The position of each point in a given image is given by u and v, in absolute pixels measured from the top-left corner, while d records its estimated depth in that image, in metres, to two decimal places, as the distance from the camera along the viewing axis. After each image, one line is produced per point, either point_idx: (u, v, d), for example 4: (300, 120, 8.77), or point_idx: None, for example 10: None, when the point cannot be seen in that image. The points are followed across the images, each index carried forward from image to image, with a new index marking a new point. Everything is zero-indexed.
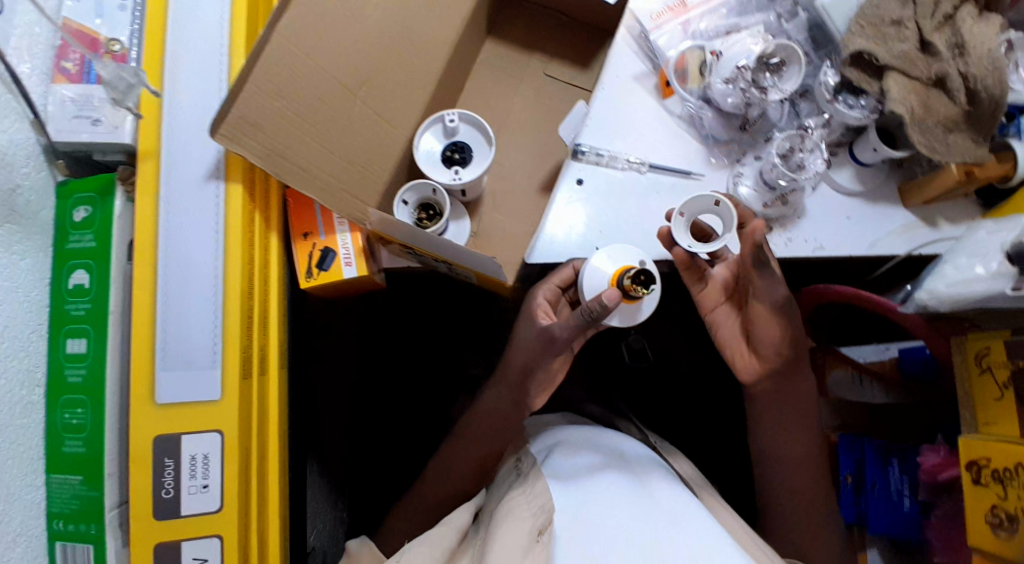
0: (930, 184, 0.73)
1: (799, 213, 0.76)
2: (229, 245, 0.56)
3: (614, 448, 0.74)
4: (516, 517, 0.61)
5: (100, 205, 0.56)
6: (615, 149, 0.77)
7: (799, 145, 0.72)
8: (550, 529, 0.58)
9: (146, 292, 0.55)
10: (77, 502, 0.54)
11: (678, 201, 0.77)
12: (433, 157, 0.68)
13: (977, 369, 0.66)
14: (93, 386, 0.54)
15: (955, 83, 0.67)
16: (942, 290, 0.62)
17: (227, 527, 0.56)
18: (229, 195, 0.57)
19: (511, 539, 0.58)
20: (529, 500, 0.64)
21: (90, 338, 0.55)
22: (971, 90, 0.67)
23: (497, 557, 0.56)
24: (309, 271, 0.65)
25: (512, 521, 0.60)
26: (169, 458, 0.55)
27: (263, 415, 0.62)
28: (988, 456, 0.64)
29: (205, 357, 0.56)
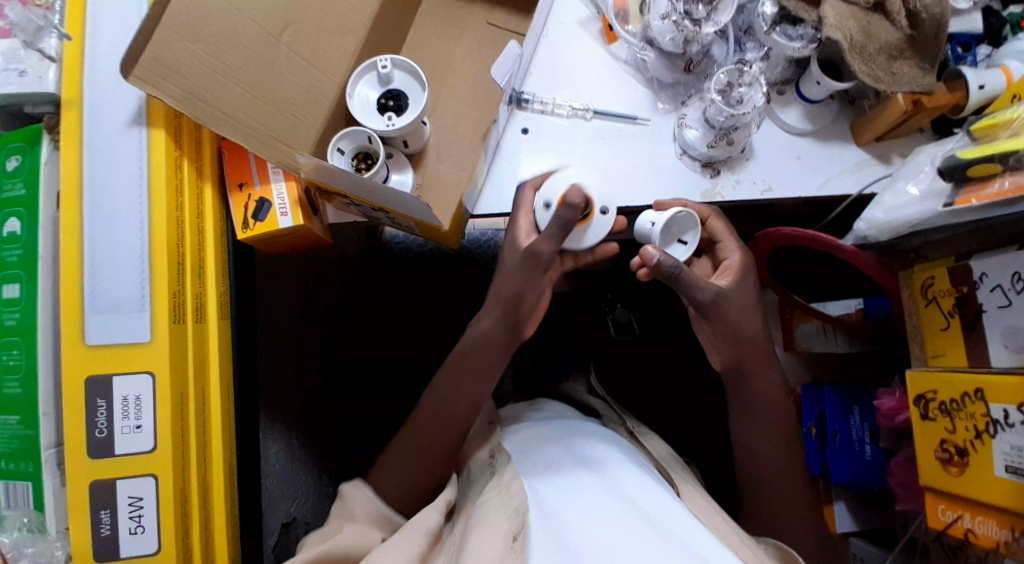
0: (880, 119, 0.70)
1: (747, 154, 0.75)
2: (154, 189, 0.58)
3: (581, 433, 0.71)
4: (490, 521, 0.55)
5: (29, 154, 0.57)
6: (559, 96, 0.76)
7: (738, 80, 0.71)
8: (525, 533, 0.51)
9: (73, 237, 0.56)
10: (16, 442, 0.56)
11: (624, 146, 0.76)
12: (367, 105, 0.68)
13: (923, 301, 0.65)
14: (25, 329, 0.56)
15: (894, 5, 0.68)
16: (880, 218, 0.61)
17: (162, 468, 0.57)
18: (153, 140, 0.59)
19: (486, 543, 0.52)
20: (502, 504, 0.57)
21: (22, 283, 0.56)
22: (911, 12, 0.68)
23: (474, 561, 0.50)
24: (246, 222, 0.66)
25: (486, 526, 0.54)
26: (101, 398, 0.56)
27: (203, 362, 0.63)
28: (935, 389, 0.61)
29: (134, 300, 0.57)
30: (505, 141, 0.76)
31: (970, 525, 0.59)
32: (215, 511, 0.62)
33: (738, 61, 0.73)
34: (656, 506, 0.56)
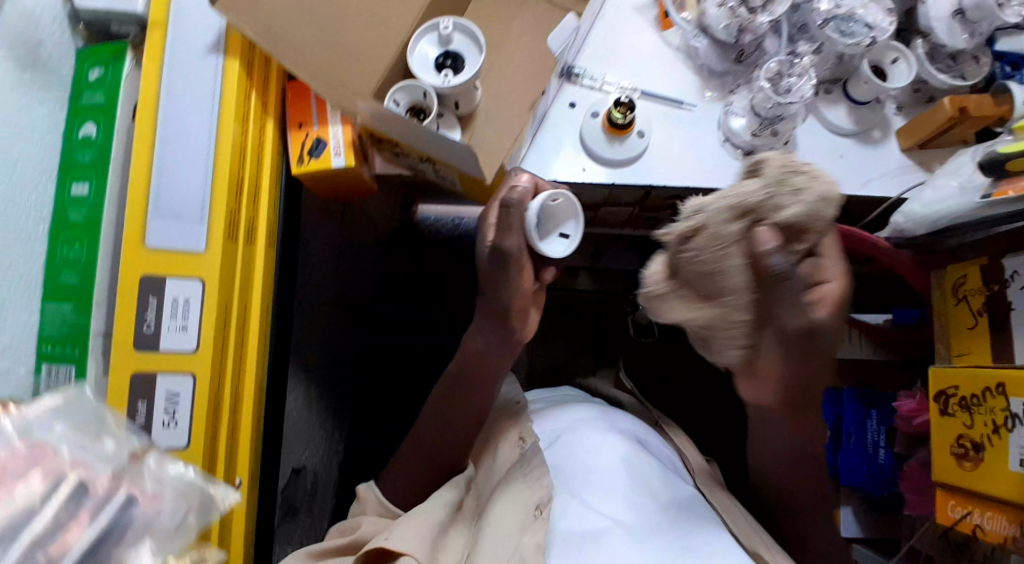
0: (923, 125, 0.72)
1: (792, 146, 0.76)
2: (223, 110, 0.62)
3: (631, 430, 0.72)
4: (514, 492, 0.61)
5: (112, 66, 0.61)
6: (609, 75, 0.79)
7: (788, 70, 0.73)
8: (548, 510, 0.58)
9: (146, 142, 0.59)
10: (67, 329, 0.59)
11: (669, 130, 0.78)
12: (427, 62, 0.71)
13: (953, 300, 0.65)
14: (91, 223, 0.59)
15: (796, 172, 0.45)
16: (917, 212, 0.62)
17: (202, 367, 0.61)
18: (227, 69, 0.62)
19: (510, 511, 0.59)
20: (523, 474, 0.63)
21: (91, 182, 0.60)
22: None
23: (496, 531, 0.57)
24: (301, 158, 0.70)
25: (509, 496, 0.60)
26: (153, 296, 0.59)
27: (249, 280, 0.67)
28: (957, 385, 0.62)
29: (193, 211, 0.61)
30: (552, 112, 0.79)
31: (978, 519, 0.59)
32: (243, 414, 0.66)
33: (789, 52, 0.74)
34: (668, 496, 0.63)
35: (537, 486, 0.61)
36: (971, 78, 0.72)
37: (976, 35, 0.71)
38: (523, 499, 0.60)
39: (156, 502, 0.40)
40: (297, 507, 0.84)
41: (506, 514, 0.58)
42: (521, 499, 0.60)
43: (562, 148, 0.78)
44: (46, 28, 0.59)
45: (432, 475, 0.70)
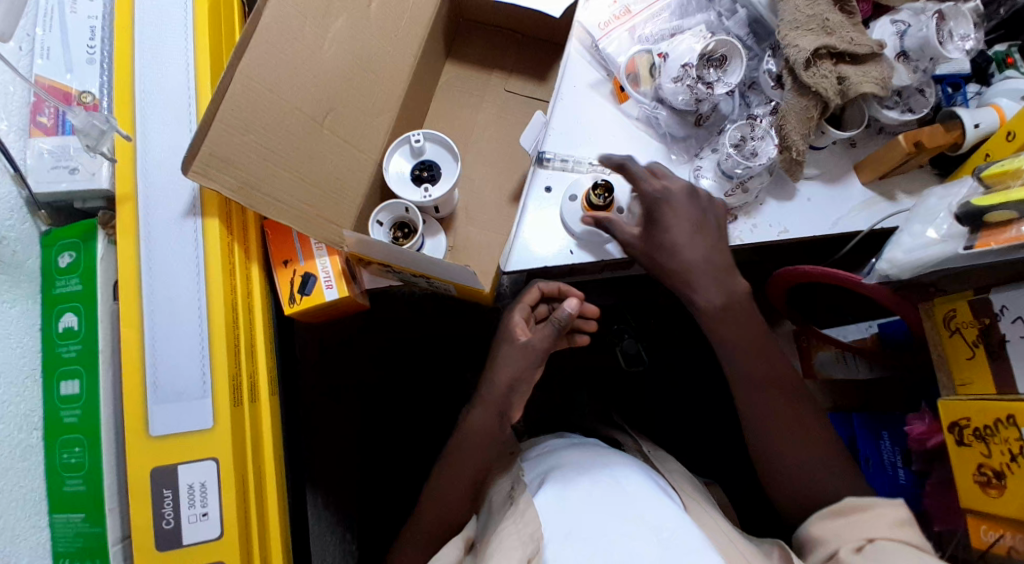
0: (881, 158, 0.76)
1: (760, 200, 0.79)
2: (209, 276, 0.59)
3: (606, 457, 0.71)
4: (505, 550, 0.58)
5: (83, 249, 0.58)
6: (579, 154, 0.80)
7: (750, 134, 0.75)
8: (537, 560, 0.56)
9: (134, 331, 0.57)
10: (82, 539, 0.55)
11: (646, 199, 0.79)
12: (403, 178, 0.70)
13: (947, 332, 0.68)
14: (89, 424, 0.56)
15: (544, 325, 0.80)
16: (900, 258, 0.65)
17: (229, 553, 0.58)
18: (206, 229, 0.60)
19: None
20: (518, 524, 0.61)
21: (82, 380, 0.56)
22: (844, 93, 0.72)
23: None
24: (292, 298, 0.68)
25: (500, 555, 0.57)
26: (167, 488, 0.57)
27: (259, 442, 0.64)
28: (968, 416, 0.65)
29: (195, 388, 0.58)
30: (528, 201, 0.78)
31: (1012, 542, 0.61)
32: None
33: (748, 116, 0.77)
34: (659, 519, 0.59)
35: (530, 540, 0.59)
36: (920, 111, 0.75)
37: (918, 72, 0.74)
38: (515, 555, 0.57)
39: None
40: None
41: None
42: (513, 551, 0.58)
43: (546, 234, 0.78)
44: (5, 222, 0.56)
45: None
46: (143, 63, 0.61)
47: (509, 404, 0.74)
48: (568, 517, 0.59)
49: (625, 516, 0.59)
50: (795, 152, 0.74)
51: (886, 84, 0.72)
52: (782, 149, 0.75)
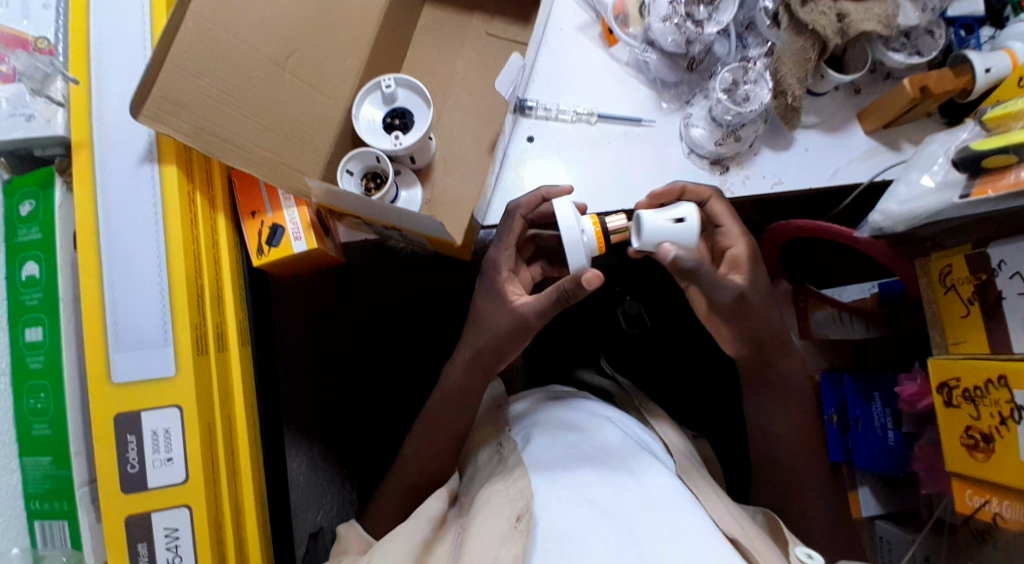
0: (886, 106, 0.71)
1: (754, 150, 0.75)
2: (168, 223, 0.59)
3: (591, 420, 0.72)
4: (494, 507, 0.59)
5: (42, 197, 0.58)
6: (563, 102, 0.76)
7: (743, 78, 0.71)
8: (528, 515, 0.56)
9: (93, 280, 0.57)
10: (49, 482, 0.57)
11: (631, 149, 0.76)
12: (374, 126, 0.67)
13: (942, 289, 0.65)
14: (52, 370, 0.56)
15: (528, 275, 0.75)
16: (895, 210, 0.61)
17: (194, 497, 0.58)
18: (165, 177, 0.59)
19: (491, 527, 0.57)
20: (507, 487, 0.62)
21: (45, 327, 0.57)
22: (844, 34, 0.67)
23: (476, 549, 0.55)
24: (261, 248, 0.67)
25: (490, 511, 0.59)
26: (132, 434, 0.57)
27: (228, 390, 0.65)
28: (959, 376, 0.62)
29: (156, 336, 0.58)
30: (510, 151, 0.76)
31: (998, 509, 0.59)
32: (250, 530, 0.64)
33: (742, 59, 0.72)
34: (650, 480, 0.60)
35: (519, 498, 0.59)
36: (928, 53, 0.70)
37: (928, 11, 0.68)
38: (506, 510, 0.58)
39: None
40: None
41: (489, 527, 0.56)
42: (504, 507, 0.59)
43: (525, 186, 0.75)
44: None
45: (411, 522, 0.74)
46: (98, 6, 0.59)
47: (487, 360, 0.73)
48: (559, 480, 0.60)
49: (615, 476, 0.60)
50: (790, 98, 0.70)
51: (890, 22, 0.66)
52: (777, 93, 0.71)
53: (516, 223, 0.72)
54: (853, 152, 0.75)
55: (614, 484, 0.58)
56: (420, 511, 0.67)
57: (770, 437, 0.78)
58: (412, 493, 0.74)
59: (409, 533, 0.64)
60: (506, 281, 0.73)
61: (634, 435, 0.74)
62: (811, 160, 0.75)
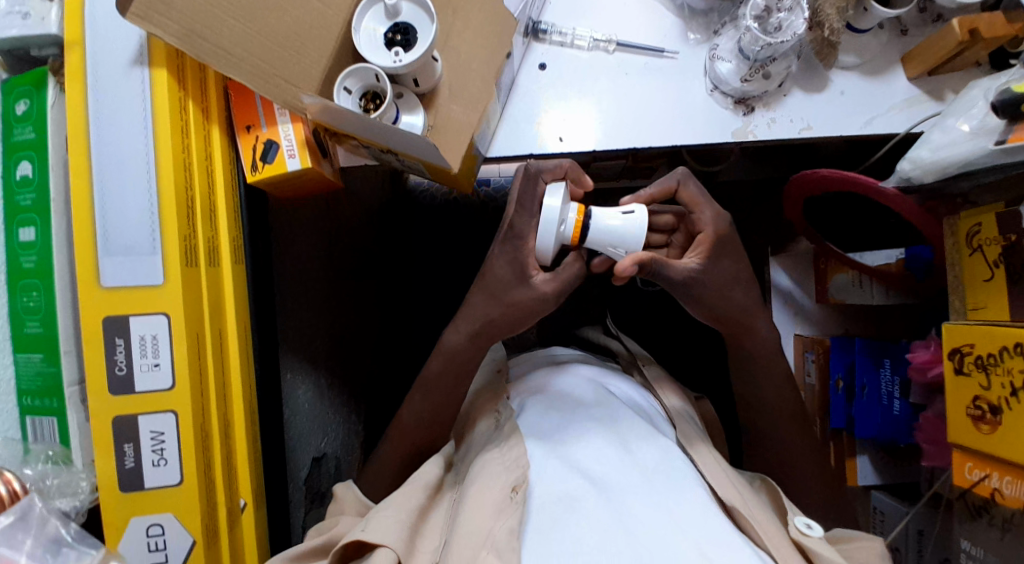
0: (931, 51, 0.66)
1: (784, 90, 0.70)
2: (158, 129, 0.58)
3: (588, 386, 0.72)
4: (489, 473, 0.60)
5: (36, 97, 0.57)
6: (580, 27, 0.72)
7: (777, 5, 0.64)
8: (525, 485, 0.57)
9: (83, 182, 0.56)
10: (41, 378, 0.58)
11: (648, 81, 0.71)
12: (375, 42, 0.61)
13: (968, 250, 0.60)
14: (44, 270, 0.57)
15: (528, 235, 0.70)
16: (926, 158, 0.57)
17: (180, 404, 0.60)
18: (155, 78, 0.58)
19: (485, 497, 0.58)
20: (502, 454, 0.62)
21: (38, 227, 0.57)
22: None
23: (471, 518, 0.56)
24: (254, 164, 0.66)
25: (485, 479, 0.59)
26: (120, 337, 0.58)
27: (221, 304, 0.65)
28: (973, 343, 0.58)
29: (145, 243, 0.58)
30: (521, 79, 0.72)
31: (997, 484, 0.57)
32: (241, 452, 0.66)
33: None
34: (646, 455, 0.60)
35: (515, 468, 0.60)
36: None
37: None
38: (502, 479, 0.59)
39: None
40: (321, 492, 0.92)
41: (483, 501, 0.58)
42: (500, 476, 0.59)
43: (534, 118, 0.72)
44: None
45: (402, 454, 0.75)
46: None
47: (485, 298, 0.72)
48: (557, 451, 0.60)
49: (614, 447, 0.60)
50: (827, 30, 0.65)
51: None
52: (814, 25, 0.66)
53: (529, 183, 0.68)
54: (892, 99, 0.69)
55: (609, 457, 0.59)
56: (414, 479, 0.67)
57: (770, 396, 0.76)
58: (407, 424, 0.75)
59: (409, 493, 0.65)
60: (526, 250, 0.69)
61: (632, 401, 0.74)
62: (845, 105, 0.70)
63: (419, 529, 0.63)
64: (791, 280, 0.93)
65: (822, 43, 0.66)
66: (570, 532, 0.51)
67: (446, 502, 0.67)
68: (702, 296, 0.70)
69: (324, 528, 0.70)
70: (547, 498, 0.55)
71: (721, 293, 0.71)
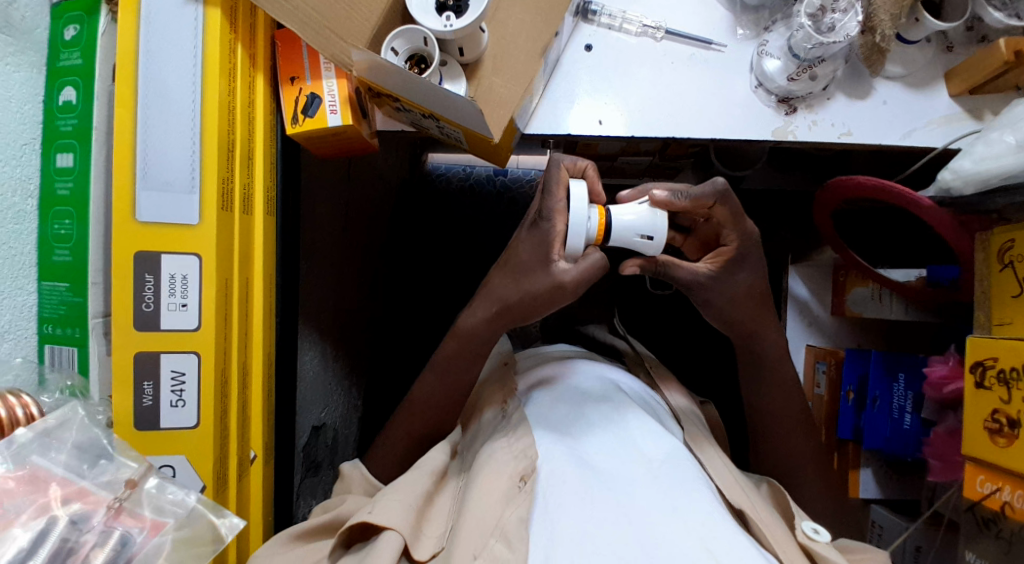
0: (976, 68, 0.66)
1: (827, 94, 0.70)
2: (207, 68, 0.57)
3: (602, 380, 0.71)
4: (497, 463, 0.60)
5: (87, 22, 0.57)
6: (630, 11, 0.72)
7: (832, 5, 0.65)
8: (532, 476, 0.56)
9: (127, 113, 0.56)
10: (64, 307, 0.58)
11: (694, 72, 0.71)
12: (426, 4, 0.62)
13: (998, 266, 0.61)
14: (79, 198, 0.56)
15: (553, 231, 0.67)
16: (967, 169, 0.58)
17: (205, 346, 0.59)
18: (208, 18, 0.57)
19: (491, 488, 0.57)
20: (510, 445, 0.62)
21: (76, 153, 0.56)
22: None
23: (476, 510, 0.56)
24: (295, 117, 0.65)
25: (492, 470, 0.59)
26: (149, 274, 0.57)
27: (250, 252, 0.65)
28: (997, 357, 0.58)
29: (183, 182, 0.57)
30: (565, 58, 0.72)
31: (1009, 498, 0.57)
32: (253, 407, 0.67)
33: None
34: (653, 449, 0.59)
35: (523, 457, 0.59)
36: None
37: None
38: (510, 471, 0.58)
39: (156, 533, 0.50)
40: (320, 463, 0.90)
41: (491, 487, 0.58)
42: (507, 467, 0.59)
43: (574, 99, 0.72)
44: None
45: (410, 428, 0.74)
46: None
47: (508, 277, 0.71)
48: (568, 442, 0.59)
49: (624, 442, 0.59)
50: (879, 36, 0.65)
51: None
52: (865, 30, 0.66)
53: (560, 175, 0.64)
54: (932, 113, 0.70)
55: (616, 451, 0.58)
56: (421, 464, 0.67)
57: (782, 398, 0.76)
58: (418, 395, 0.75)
59: (413, 479, 0.64)
60: (555, 239, 0.66)
61: (642, 399, 0.73)
62: (886, 114, 0.70)
63: (425, 516, 0.62)
64: (809, 291, 0.94)
65: (871, 47, 0.66)
66: (579, 521, 0.50)
67: (450, 489, 0.66)
68: (727, 292, 0.71)
69: (331, 504, 0.69)
70: (557, 486, 0.54)
71: (744, 292, 0.71)
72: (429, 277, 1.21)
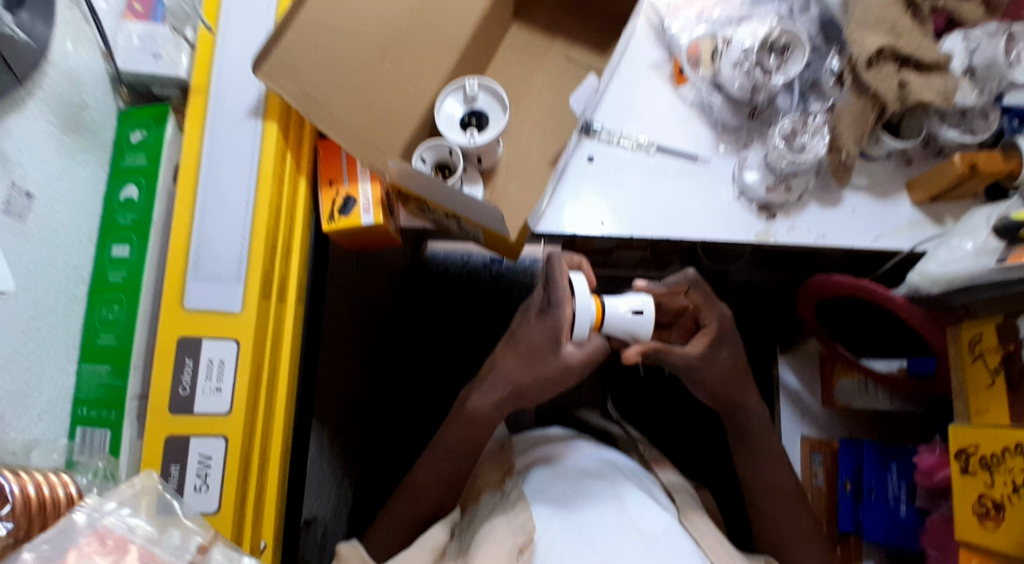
0: (932, 180, 0.75)
1: (803, 202, 0.79)
2: (260, 173, 0.64)
3: (601, 460, 0.74)
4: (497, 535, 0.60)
5: (155, 129, 0.64)
6: (626, 130, 0.82)
7: (802, 128, 0.76)
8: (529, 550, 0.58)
9: (185, 211, 0.62)
10: (103, 391, 0.60)
11: (685, 181, 0.80)
12: (452, 122, 0.71)
13: (970, 358, 0.67)
14: (131, 285, 0.60)
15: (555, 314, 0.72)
16: (933, 271, 0.67)
17: (233, 429, 0.61)
18: (265, 130, 0.64)
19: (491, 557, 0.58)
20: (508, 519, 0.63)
21: (132, 244, 0.61)
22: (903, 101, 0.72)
23: None
24: (332, 216, 0.71)
25: (493, 539, 0.60)
26: (190, 357, 0.61)
27: (279, 340, 0.68)
28: (978, 443, 0.63)
29: (231, 273, 0.62)
30: (571, 166, 0.80)
31: None
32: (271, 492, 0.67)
33: (803, 111, 0.78)
34: (649, 529, 0.62)
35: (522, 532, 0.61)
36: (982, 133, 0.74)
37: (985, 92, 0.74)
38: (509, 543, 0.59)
39: None
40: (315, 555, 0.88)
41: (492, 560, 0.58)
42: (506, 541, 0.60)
43: (578, 202, 0.79)
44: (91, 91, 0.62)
45: (415, 514, 0.75)
46: None
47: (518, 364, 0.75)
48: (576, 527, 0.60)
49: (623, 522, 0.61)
50: (845, 155, 0.74)
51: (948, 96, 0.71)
52: (833, 149, 0.76)
53: (561, 267, 0.69)
54: (898, 219, 0.79)
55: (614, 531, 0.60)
56: (421, 540, 0.68)
57: (780, 485, 0.78)
58: (426, 480, 0.76)
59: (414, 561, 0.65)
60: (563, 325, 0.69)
61: (638, 478, 0.75)
62: (856, 220, 0.79)
63: None
64: (798, 382, 0.97)
65: (838, 165, 0.76)
66: None
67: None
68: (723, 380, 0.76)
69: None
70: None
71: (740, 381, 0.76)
72: (429, 364, 1.24)
